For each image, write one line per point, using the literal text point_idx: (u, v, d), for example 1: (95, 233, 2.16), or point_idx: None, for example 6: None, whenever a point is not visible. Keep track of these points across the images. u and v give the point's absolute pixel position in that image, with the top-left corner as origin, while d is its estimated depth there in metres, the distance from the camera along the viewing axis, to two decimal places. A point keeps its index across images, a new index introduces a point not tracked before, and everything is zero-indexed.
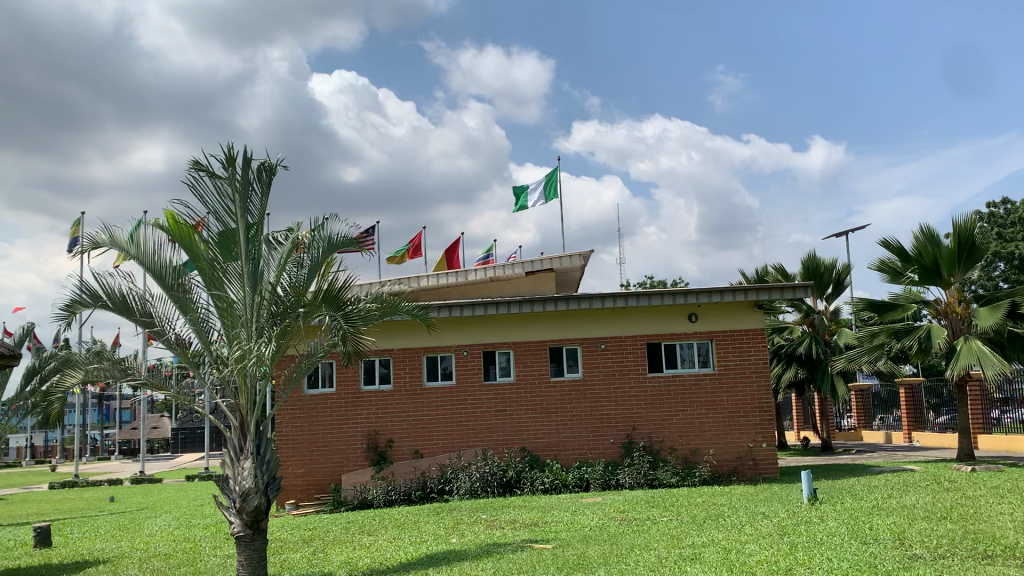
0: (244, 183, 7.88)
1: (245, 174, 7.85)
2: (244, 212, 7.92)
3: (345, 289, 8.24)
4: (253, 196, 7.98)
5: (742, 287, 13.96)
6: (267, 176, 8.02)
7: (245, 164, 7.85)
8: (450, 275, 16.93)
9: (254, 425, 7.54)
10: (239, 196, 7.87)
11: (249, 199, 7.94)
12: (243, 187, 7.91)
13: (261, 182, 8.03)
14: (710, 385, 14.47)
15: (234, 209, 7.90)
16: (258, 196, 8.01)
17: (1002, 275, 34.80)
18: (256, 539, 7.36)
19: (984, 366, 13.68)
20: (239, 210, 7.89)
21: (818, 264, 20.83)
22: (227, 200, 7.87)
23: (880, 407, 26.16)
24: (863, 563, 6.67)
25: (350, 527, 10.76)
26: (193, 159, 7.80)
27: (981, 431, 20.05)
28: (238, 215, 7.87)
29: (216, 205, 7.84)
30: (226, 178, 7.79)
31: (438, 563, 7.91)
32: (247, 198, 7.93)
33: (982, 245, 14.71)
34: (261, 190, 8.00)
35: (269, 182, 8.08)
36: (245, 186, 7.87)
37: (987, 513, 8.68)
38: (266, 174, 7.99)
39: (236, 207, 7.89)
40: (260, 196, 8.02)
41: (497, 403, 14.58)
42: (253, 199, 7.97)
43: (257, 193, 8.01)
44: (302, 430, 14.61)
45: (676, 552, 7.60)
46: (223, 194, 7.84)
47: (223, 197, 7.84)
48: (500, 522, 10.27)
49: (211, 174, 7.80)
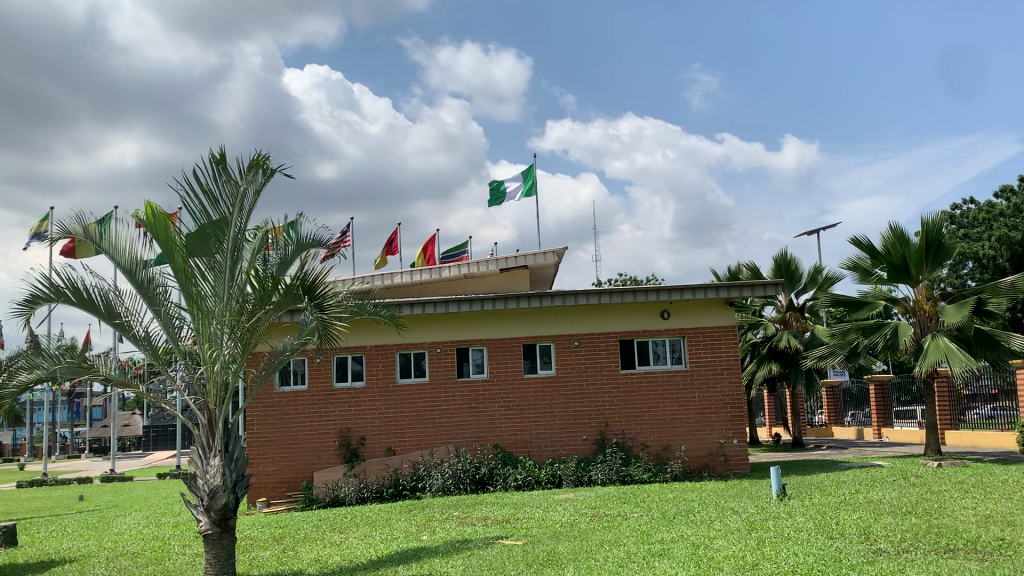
0: (246, 184, 7.74)
1: (247, 176, 7.72)
2: (235, 213, 7.79)
3: (321, 282, 8.24)
4: (247, 196, 7.82)
5: (712, 284, 14.05)
6: (264, 179, 7.81)
7: (253, 168, 7.70)
8: (424, 272, 16.88)
9: (222, 421, 7.48)
10: (235, 195, 7.76)
11: (242, 200, 7.80)
12: (241, 189, 7.76)
13: (257, 184, 7.83)
14: (683, 381, 14.57)
15: (225, 207, 7.77)
16: (252, 196, 7.85)
17: (970, 274, 35.23)
18: (224, 537, 7.34)
19: (951, 362, 13.87)
20: (231, 209, 7.77)
21: (790, 261, 21.04)
22: (220, 197, 7.76)
23: (850, 404, 26.51)
24: (827, 558, 6.76)
25: (321, 524, 10.72)
26: (213, 151, 7.62)
27: (947, 427, 20.32)
28: (229, 214, 7.76)
29: (206, 200, 7.74)
30: (221, 174, 7.69)
31: (407, 560, 7.91)
32: (242, 199, 7.80)
33: (948, 243, 14.90)
34: (254, 191, 7.81)
35: (266, 185, 7.92)
36: (242, 187, 7.74)
37: (950, 507, 8.83)
38: (262, 177, 7.78)
39: (227, 206, 7.78)
40: (253, 197, 7.87)
41: (471, 399, 14.58)
42: (246, 200, 7.83)
43: (250, 193, 7.82)
44: (273, 427, 14.54)
45: (645, 548, 7.66)
46: (217, 192, 7.74)
47: (217, 192, 7.73)
48: (473, 519, 10.28)
49: (219, 167, 7.68)
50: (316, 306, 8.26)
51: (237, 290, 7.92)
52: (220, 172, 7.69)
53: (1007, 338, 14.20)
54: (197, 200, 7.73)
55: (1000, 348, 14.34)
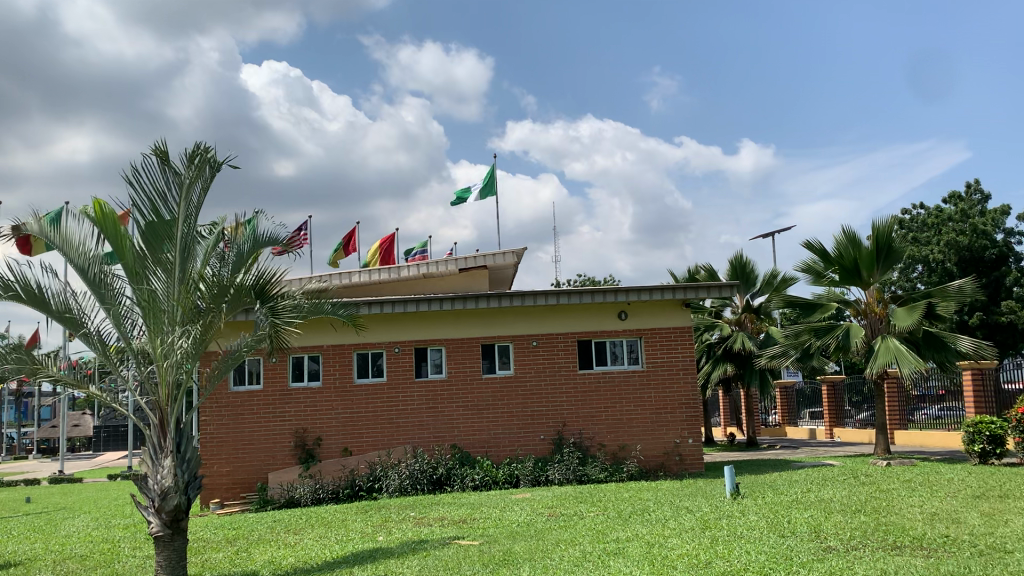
0: (193, 177, 7.71)
1: (193, 169, 7.68)
2: (183, 209, 7.75)
3: (273, 282, 8.22)
4: (195, 191, 7.80)
5: (669, 285, 14.19)
6: (210, 172, 7.80)
7: (198, 161, 7.67)
8: (383, 272, 16.81)
9: (175, 421, 7.37)
10: (184, 191, 7.74)
11: (190, 194, 7.77)
12: (188, 183, 7.74)
13: (205, 178, 7.81)
14: (640, 381, 14.70)
15: (174, 204, 7.74)
16: (200, 190, 7.83)
17: (919, 277, 36.08)
18: (176, 538, 7.23)
19: (901, 363, 14.18)
20: (180, 205, 7.75)
21: (745, 263, 21.34)
22: (169, 195, 7.74)
23: (803, 404, 26.97)
24: (778, 556, 6.87)
25: (275, 526, 10.61)
26: (155, 144, 7.58)
27: (897, 427, 20.78)
28: (178, 211, 7.73)
29: (156, 197, 7.68)
30: (168, 169, 7.66)
31: (363, 561, 7.88)
32: (189, 194, 7.77)
33: (898, 247, 15.24)
34: (202, 185, 7.81)
35: (214, 178, 7.90)
36: (190, 180, 7.71)
37: (898, 505, 9.04)
38: (209, 170, 7.77)
39: (177, 203, 7.75)
40: (201, 191, 7.84)
41: (429, 399, 14.54)
42: (193, 194, 7.80)
43: (199, 188, 7.81)
44: (227, 427, 14.36)
45: (600, 547, 7.71)
46: (166, 188, 7.70)
47: (165, 188, 7.70)
48: (429, 519, 10.25)
49: (164, 163, 7.63)
50: (270, 310, 8.28)
51: (189, 289, 7.83)
52: (166, 168, 7.66)
53: (954, 340, 14.66)
54: (147, 197, 7.66)
55: (948, 349, 14.79)
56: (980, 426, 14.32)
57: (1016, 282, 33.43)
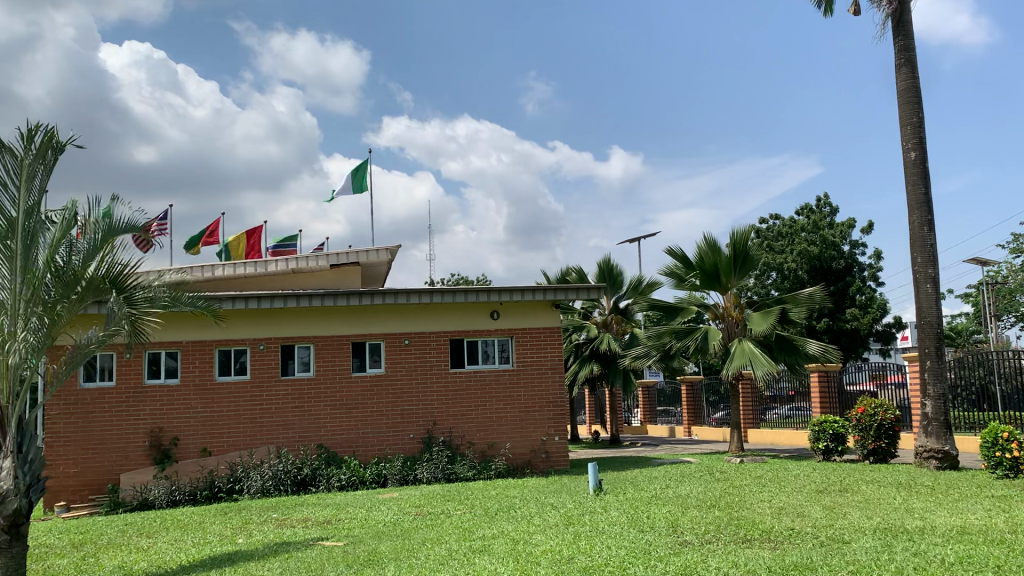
0: (34, 160, 7.34)
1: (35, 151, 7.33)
2: (25, 195, 7.31)
3: (129, 273, 7.84)
4: (37, 176, 7.43)
5: (540, 286, 14.41)
6: (53, 154, 7.47)
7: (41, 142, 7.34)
8: (250, 266, 16.27)
9: (16, 420, 6.90)
10: (25, 175, 7.32)
11: (32, 179, 7.37)
12: (30, 168, 7.34)
13: (47, 162, 7.47)
14: (510, 380, 14.86)
15: (15, 189, 7.29)
16: (42, 175, 7.47)
17: (773, 283, 38.14)
18: (14, 545, 6.76)
19: (754, 365, 14.94)
20: (22, 190, 7.31)
21: (613, 267, 21.94)
22: (8, 179, 7.28)
23: (664, 403, 27.99)
24: (637, 550, 7.12)
25: (127, 529, 10.11)
26: None
27: (750, 425, 21.89)
28: (20, 199, 7.27)
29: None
30: (6, 152, 7.21)
31: (222, 564, 7.63)
32: (31, 178, 7.37)
33: (754, 254, 16.05)
34: (45, 170, 7.46)
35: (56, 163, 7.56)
36: (31, 163, 7.31)
37: (748, 500, 9.53)
38: (52, 153, 7.45)
39: (18, 190, 7.31)
40: (43, 177, 7.47)
41: (295, 398, 14.21)
42: (35, 179, 7.40)
43: (40, 174, 7.45)
44: (75, 427, 13.56)
45: (466, 545, 7.75)
46: (5, 173, 7.25)
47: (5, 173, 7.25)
48: (293, 520, 10.02)
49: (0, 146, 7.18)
50: (127, 301, 7.90)
51: (34, 280, 7.34)
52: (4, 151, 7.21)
53: (803, 343, 15.59)
54: None
55: (797, 353, 15.71)
56: (825, 425, 15.24)
57: (859, 291, 35.93)
